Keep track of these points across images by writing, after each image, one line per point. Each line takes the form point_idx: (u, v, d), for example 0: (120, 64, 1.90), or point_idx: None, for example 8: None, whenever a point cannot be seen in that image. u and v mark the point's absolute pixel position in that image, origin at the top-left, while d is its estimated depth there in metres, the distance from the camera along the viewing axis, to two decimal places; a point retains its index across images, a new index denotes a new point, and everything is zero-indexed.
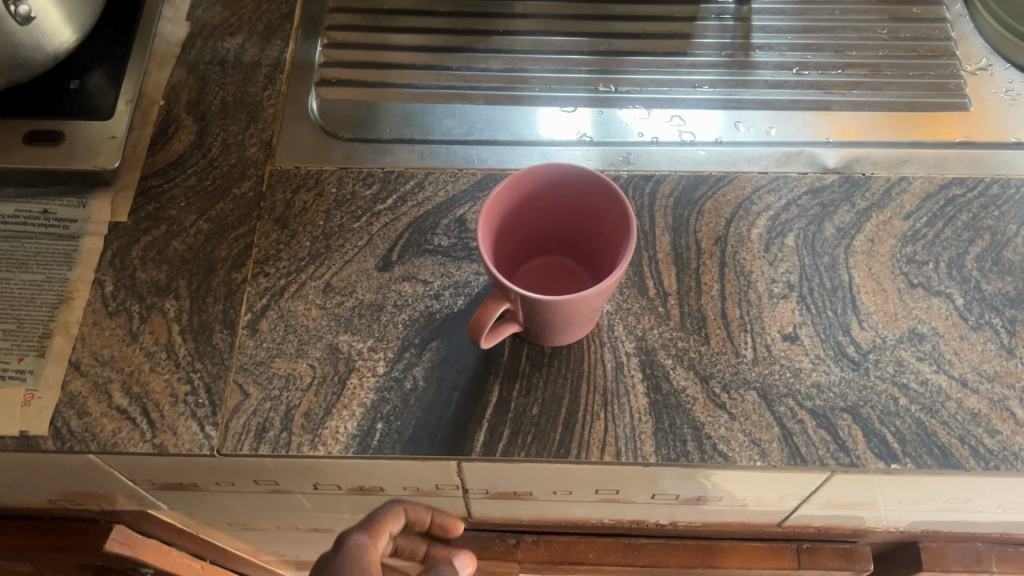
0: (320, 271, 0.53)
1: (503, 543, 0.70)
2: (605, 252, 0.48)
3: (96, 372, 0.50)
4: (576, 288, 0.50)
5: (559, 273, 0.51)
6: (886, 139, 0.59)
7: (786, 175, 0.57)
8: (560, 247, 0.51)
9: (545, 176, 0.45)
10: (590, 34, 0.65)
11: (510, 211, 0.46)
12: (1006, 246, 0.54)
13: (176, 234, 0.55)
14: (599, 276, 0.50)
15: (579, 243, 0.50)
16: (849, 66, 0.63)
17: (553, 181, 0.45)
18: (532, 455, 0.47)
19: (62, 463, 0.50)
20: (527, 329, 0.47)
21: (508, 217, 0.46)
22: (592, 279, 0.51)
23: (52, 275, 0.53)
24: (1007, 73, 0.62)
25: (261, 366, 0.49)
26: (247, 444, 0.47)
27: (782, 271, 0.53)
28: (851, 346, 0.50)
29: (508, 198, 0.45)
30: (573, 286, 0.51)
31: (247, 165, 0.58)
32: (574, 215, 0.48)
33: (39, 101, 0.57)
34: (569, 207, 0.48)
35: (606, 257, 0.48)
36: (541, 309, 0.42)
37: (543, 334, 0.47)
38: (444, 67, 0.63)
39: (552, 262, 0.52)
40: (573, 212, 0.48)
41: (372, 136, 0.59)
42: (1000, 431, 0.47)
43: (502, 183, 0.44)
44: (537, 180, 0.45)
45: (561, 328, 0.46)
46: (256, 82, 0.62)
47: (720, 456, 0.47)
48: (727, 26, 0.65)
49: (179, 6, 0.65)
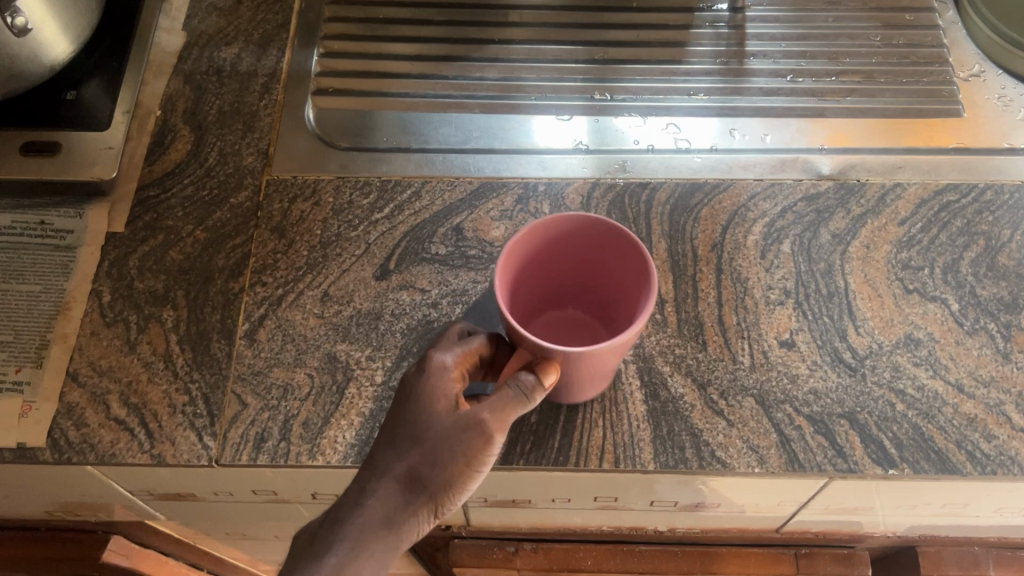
0: (316, 280, 0.53)
1: (502, 551, 0.70)
2: (621, 307, 0.48)
3: (94, 383, 0.50)
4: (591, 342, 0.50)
5: (575, 328, 0.51)
6: (880, 145, 0.60)
7: (781, 182, 0.57)
8: (575, 301, 0.51)
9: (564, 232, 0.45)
10: (586, 42, 0.66)
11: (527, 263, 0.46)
12: (1001, 251, 0.54)
13: (173, 244, 0.55)
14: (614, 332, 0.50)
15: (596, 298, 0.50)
16: (844, 73, 0.64)
17: (569, 234, 0.45)
18: (532, 463, 0.47)
19: (60, 474, 0.50)
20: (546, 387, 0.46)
21: (523, 270, 0.46)
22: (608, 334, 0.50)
23: (49, 285, 0.53)
24: (999, 80, 0.63)
25: (258, 376, 0.49)
26: (246, 454, 0.47)
27: (779, 278, 0.53)
28: (848, 352, 0.50)
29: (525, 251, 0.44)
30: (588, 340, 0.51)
31: (244, 174, 0.58)
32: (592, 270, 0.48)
33: (37, 112, 0.57)
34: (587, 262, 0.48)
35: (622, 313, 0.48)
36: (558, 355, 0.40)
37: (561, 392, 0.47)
38: (441, 76, 0.64)
39: (568, 318, 0.52)
40: (589, 263, 0.48)
41: (369, 145, 0.59)
42: (997, 435, 0.48)
43: (517, 236, 0.43)
44: (556, 233, 0.45)
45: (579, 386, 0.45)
46: (253, 92, 0.62)
47: (719, 463, 0.47)
48: (721, 34, 0.66)
49: (176, 15, 0.65)
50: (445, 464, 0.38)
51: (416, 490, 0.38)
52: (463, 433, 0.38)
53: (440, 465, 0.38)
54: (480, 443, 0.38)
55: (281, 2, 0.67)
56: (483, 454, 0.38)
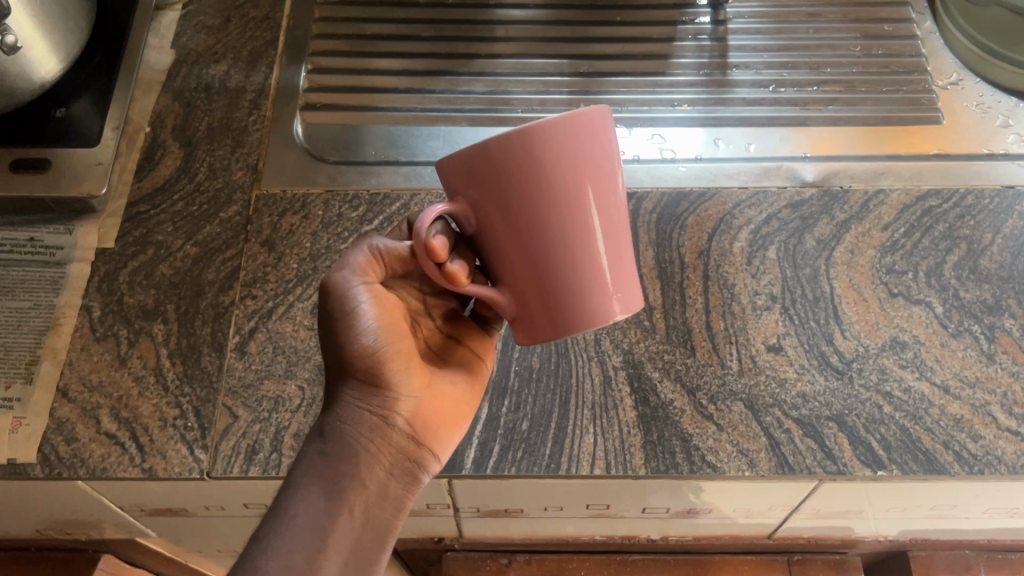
0: (308, 292, 0.53)
1: (495, 563, 0.70)
2: (558, 211, 0.37)
3: (84, 398, 0.50)
4: (588, 251, 0.38)
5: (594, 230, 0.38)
6: (862, 153, 0.60)
7: (766, 190, 0.58)
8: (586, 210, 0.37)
9: (512, 151, 0.35)
10: (570, 56, 0.66)
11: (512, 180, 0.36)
12: (983, 254, 0.55)
13: (163, 258, 0.55)
14: (580, 235, 0.37)
15: (575, 199, 0.37)
16: (825, 83, 0.65)
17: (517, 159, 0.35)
18: (523, 470, 0.48)
19: (49, 490, 0.50)
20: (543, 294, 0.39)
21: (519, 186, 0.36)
22: (586, 243, 0.38)
23: (39, 301, 0.53)
24: (977, 87, 0.64)
25: (250, 388, 0.50)
26: (238, 466, 0.47)
27: (765, 283, 0.54)
28: (835, 356, 0.51)
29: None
30: (592, 247, 0.38)
31: (233, 189, 0.58)
32: (553, 182, 0.36)
33: (26, 130, 0.58)
34: (549, 174, 0.36)
35: (556, 213, 0.37)
36: (498, 227, 0.38)
37: (550, 300, 0.39)
38: (428, 90, 0.64)
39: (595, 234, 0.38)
40: (547, 172, 0.36)
41: (357, 159, 0.60)
42: (983, 435, 0.48)
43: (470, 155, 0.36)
44: (505, 155, 0.35)
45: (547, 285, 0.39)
46: (242, 108, 0.62)
47: (709, 467, 0.47)
48: (704, 47, 0.67)
49: (165, 34, 0.66)
50: (352, 345, 0.41)
51: (346, 387, 0.42)
52: (339, 307, 0.41)
53: (345, 351, 0.41)
54: (354, 309, 0.41)
55: (269, 20, 0.68)
56: (369, 314, 0.41)
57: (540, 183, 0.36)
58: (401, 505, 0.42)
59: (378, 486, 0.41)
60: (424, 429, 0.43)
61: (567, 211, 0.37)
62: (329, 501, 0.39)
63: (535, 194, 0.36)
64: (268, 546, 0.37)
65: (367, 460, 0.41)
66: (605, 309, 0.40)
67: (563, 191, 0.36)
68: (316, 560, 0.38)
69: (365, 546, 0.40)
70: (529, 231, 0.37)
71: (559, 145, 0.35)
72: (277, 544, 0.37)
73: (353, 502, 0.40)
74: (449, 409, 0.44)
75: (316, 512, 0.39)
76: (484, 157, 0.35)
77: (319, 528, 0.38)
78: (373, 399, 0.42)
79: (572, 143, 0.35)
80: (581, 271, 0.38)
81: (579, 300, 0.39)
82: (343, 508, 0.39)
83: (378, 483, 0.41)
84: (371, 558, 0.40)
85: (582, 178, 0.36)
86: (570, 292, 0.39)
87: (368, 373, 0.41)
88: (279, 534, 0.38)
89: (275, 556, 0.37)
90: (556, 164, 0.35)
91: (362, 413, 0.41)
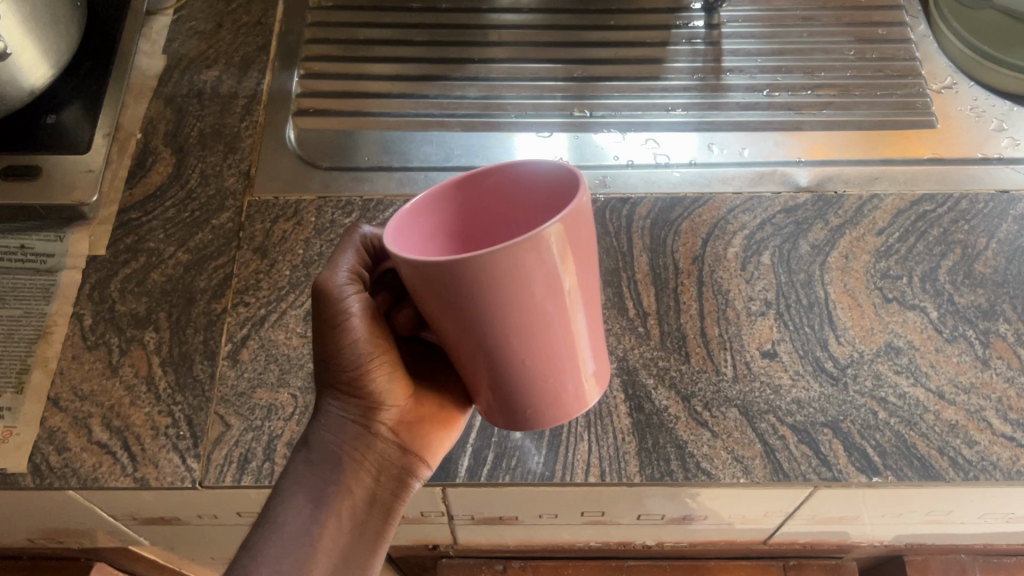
0: (300, 299, 0.53)
1: (490, 570, 0.70)
2: (523, 322, 0.33)
3: (76, 407, 0.49)
4: (557, 349, 0.36)
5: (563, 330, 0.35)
6: (856, 158, 0.60)
7: (760, 195, 0.58)
8: (555, 317, 0.34)
9: (469, 275, 0.31)
10: (564, 60, 0.66)
11: (471, 298, 0.32)
12: (978, 259, 0.55)
13: (155, 266, 0.55)
14: (548, 338, 0.35)
15: (541, 311, 0.33)
16: (819, 87, 0.65)
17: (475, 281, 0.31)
18: (517, 479, 0.47)
19: (40, 500, 0.50)
20: (507, 390, 0.37)
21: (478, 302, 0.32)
22: (554, 343, 0.35)
23: (30, 309, 0.52)
24: (971, 91, 0.64)
25: (243, 397, 0.49)
26: (230, 475, 0.47)
27: (760, 289, 0.54)
28: (830, 361, 0.51)
29: (436, 236, 0.38)
30: (560, 344, 0.36)
31: (226, 196, 0.58)
32: (518, 299, 0.32)
33: (16, 137, 0.57)
34: (511, 293, 0.32)
35: (522, 324, 0.34)
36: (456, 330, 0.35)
37: (512, 395, 0.38)
38: (421, 95, 0.64)
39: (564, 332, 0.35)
40: (510, 291, 0.32)
41: (350, 164, 0.60)
42: (978, 441, 0.48)
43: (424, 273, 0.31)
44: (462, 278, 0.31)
45: (512, 383, 0.37)
46: (234, 114, 0.62)
47: (704, 474, 0.47)
48: (698, 51, 0.67)
49: (156, 39, 0.66)
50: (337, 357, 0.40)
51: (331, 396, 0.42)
52: (326, 317, 0.39)
53: (331, 361, 0.40)
54: (342, 323, 0.39)
55: (261, 25, 0.67)
56: (357, 328, 0.39)
57: (502, 301, 0.32)
58: (391, 510, 0.43)
59: (366, 494, 0.42)
60: (412, 437, 0.43)
61: (533, 321, 0.34)
62: (316, 508, 0.41)
63: (496, 309, 0.33)
64: (257, 554, 0.40)
65: (353, 471, 0.42)
66: (570, 397, 0.38)
67: (528, 305, 0.33)
68: (305, 564, 0.40)
69: (353, 550, 0.41)
70: (491, 339, 0.34)
71: (523, 268, 0.31)
72: (266, 551, 0.40)
73: (340, 509, 0.41)
74: (437, 420, 0.44)
75: (303, 521, 0.40)
76: (439, 279, 0.31)
77: (305, 537, 0.40)
78: (359, 409, 0.42)
79: (539, 262, 0.31)
80: (550, 367, 0.36)
81: (545, 394, 0.38)
82: (330, 516, 0.41)
83: (365, 491, 0.42)
84: (360, 561, 0.41)
85: (550, 290, 0.33)
86: (535, 387, 0.37)
87: (352, 386, 0.41)
88: (266, 543, 0.40)
89: (266, 563, 0.39)
90: (520, 283, 0.32)
91: (348, 423, 0.42)
